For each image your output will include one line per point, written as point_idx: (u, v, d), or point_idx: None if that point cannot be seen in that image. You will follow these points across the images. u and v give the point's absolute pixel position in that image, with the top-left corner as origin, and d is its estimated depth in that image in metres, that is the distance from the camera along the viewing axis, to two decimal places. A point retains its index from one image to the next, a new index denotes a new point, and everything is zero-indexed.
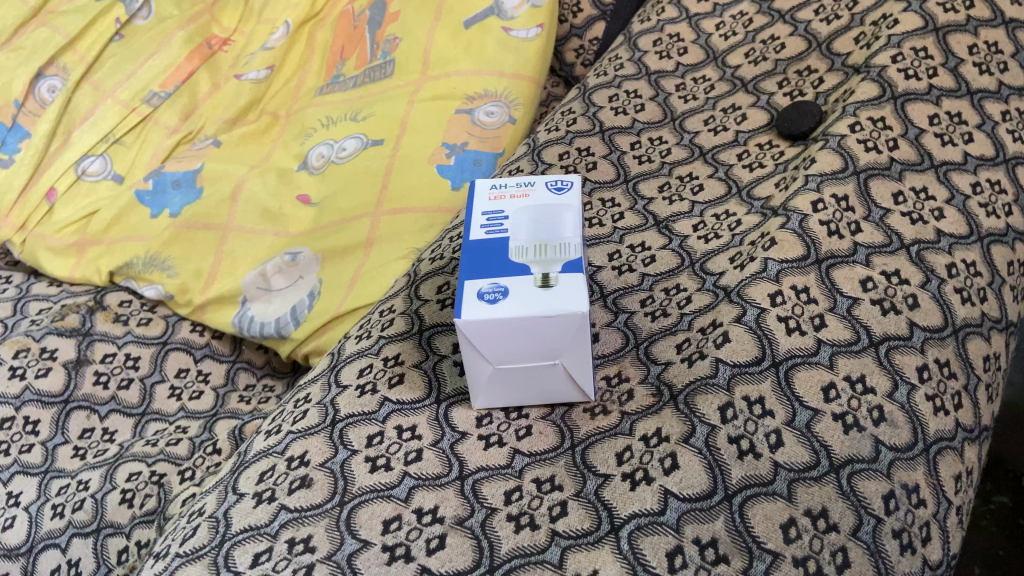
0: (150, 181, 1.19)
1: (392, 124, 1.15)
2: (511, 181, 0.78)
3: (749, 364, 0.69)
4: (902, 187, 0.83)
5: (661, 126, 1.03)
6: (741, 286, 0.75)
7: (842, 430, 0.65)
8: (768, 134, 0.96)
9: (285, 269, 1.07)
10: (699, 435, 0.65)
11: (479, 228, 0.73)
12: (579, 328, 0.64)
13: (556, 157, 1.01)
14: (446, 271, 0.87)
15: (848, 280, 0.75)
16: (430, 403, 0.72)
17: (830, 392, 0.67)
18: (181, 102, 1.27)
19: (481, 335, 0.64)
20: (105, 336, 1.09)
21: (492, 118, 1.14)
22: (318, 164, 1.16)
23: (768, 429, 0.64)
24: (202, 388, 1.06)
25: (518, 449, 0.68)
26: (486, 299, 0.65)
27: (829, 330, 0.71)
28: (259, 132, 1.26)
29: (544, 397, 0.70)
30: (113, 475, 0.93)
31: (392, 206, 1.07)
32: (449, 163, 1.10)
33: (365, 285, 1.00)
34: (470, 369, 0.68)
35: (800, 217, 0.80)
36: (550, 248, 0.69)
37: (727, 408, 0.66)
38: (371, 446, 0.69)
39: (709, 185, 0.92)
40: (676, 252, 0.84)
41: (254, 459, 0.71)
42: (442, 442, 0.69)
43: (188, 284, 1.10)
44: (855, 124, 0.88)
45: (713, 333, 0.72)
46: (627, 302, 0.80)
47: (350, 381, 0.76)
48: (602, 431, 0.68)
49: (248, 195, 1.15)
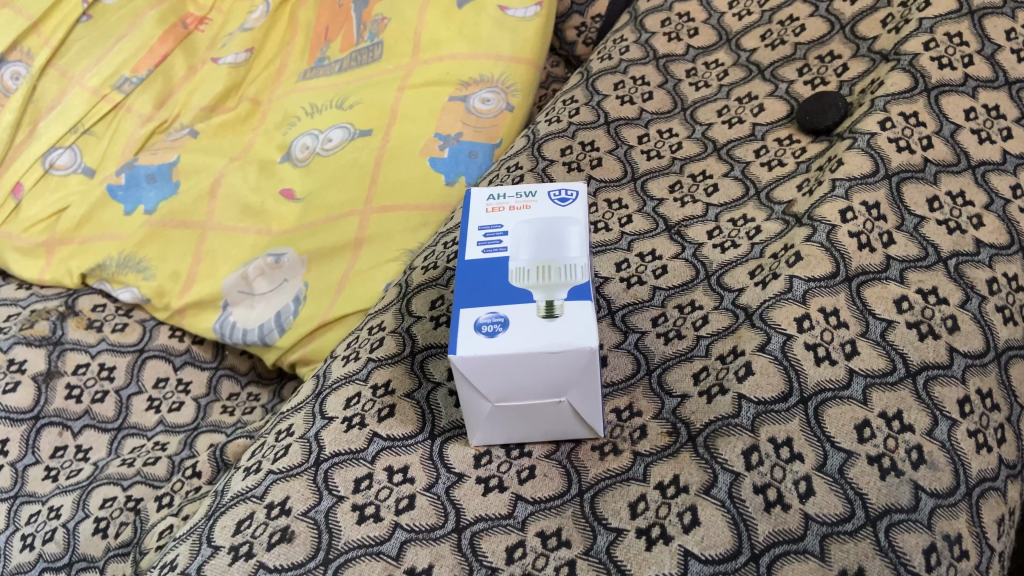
0: (123, 174, 1.11)
1: (381, 113, 1.07)
2: (511, 190, 0.71)
3: (775, 401, 0.62)
4: (937, 191, 0.76)
5: (671, 117, 0.95)
6: (764, 308, 0.69)
7: (878, 476, 0.59)
8: (788, 128, 0.89)
9: (268, 271, 1.00)
10: (721, 485, 0.58)
11: (475, 246, 0.66)
12: (588, 364, 0.58)
13: (559, 153, 0.93)
14: (440, 283, 0.80)
15: (881, 300, 0.68)
16: (423, 440, 0.66)
17: (864, 431, 0.61)
18: (155, 87, 1.19)
19: (479, 374, 0.58)
20: (77, 344, 1.02)
21: (488, 105, 1.06)
22: (302, 156, 1.08)
23: (798, 476, 0.58)
24: (182, 399, 1.00)
25: (520, 495, 0.62)
26: (484, 332, 0.58)
27: (862, 358, 0.64)
28: (238, 120, 1.18)
29: (549, 433, 0.64)
30: (86, 501, 0.87)
31: (383, 203, 1.00)
32: (442, 156, 1.03)
33: (355, 292, 0.93)
34: (467, 406, 0.61)
35: (827, 228, 0.73)
36: (554, 271, 0.61)
37: (752, 453, 0.60)
38: (359, 492, 0.63)
39: (725, 185, 0.85)
40: (690, 263, 0.77)
41: (231, 504, 0.65)
42: (437, 486, 0.63)
43: (166, 287, 1.03)
44: (885, 120, 0.80)
45: (734, 363, 0.66)
46: (637, 321, 0.73)
47: (335, 413, 0.70)
48: (614, 475, 0.61)
49: (227, 190, 1.07)
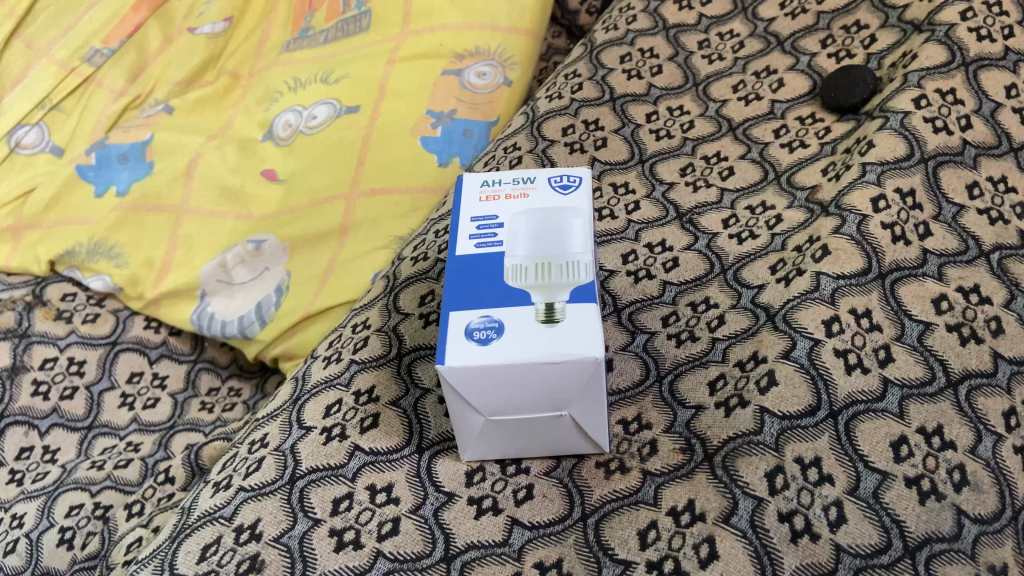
0: (93, 154, 1.04)
1: (369, 88, 0.99)
2: (507, 176, 0.64)
3: (801, 415, 0.56)
4: (977, 177, 0.70)
5: (682, 92, 0.88)
6: (788, 309, 0.62)
7: (917, 500, 0.52)
8: (810, 105, 0.81)
9: (248, 259, 0.93)
10: (742, 512, 0.52)
11: (467, 240, 0.59)
12: (593, 374, 0.51)
13: (560, 132, 0.86)
14: (431, 276, 0.74)
15: (917, 300, 0.62)
16: (410, 454, 0.60)
17: (901, 449, 0.54)
18: (127, 60, 1.11)
19: (471, 386, 0.51)
20: (44, 337, 0.96)
21: (485, 80, 1.00)
22: (284, 134, 1.01)
23: (827, 501, 0.52)
24: (158, 395, 0.93)
25: (517, 519, 0.55)
26: (477, 339, 0.52)
27: (897, 366, 0.58)
28: (217, 95, 1.10)
29: (548, 447, 0.57)
30: (51, 509, 0.81)
31: (371, 185, 0.93)
32: (436, 135, 0.96)
33: (341, 282, 0.87)
34: (458, 419, 0.55)
35: (858, 218, 0.66)
36: (555, 269, 0.54)
37: (777, 475, 0.53)
38: (337, 515, 0.56)
39: (741, 169, 0.77)
40: (703, 254, 0.70)
41: (197, 525, 0.59)
42: (424, 507, 0.57)
43: (140, 275, 0.96)
44: (920, 98, 0.73)
45: (755, 371, 0.59)
46: (646, 319, 0.66)
47: (314, 422, 0.63)
48: (621, 498, 0.55)
49: (205, 171, 1.00)
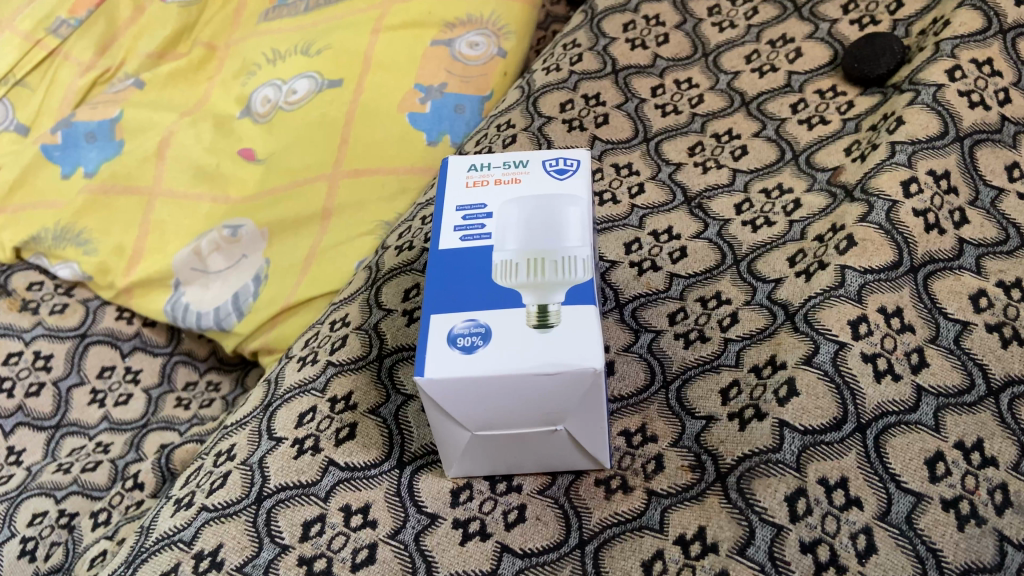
0: (59, 133, 0.97)
1: (353, 60, 0.92)
2: (496, 159, 0.57)
3: (826, 429, 0.50)
4: (1018, 156, 0.63)
5: (690, 63, 0.81)
6: (809, 307, 0.56)
7: (955, 526, 0.46)
8: (831, 77, 0.74)
9: (223, 246, 0.87)
10: (760, 542, 0.46)
11: (452, 233, 0.53)
12: (592, 387, 0.45)
13: (557, 108, 0.79)
14: (416, 268, 0.67)
15: (953, 296, 0.56)
16: (390, 470, 0.54)
17: (937, 467, 0.48)
18: (96, 31, 1.03)
19: (455, 399, 0.45)
20: (8, 330, 0.90)
21: (477, 50, 0.93)
22: (262, 110, 0.94)
23: (855, 528, 0.46)
24: (130, 391, 0.88)
25: (506, 545, 0.50)
26: (461, 347, 0.46)
27: (932, 372, 0.52)
28: (191, 68, 1.03)
29: (543, 463, 0.51)
30: (13, 517, 0.76)
31: (355, 165, 0.87)
32: (425, 111, 0.89)
33: (323, 270, 0.81)
34: (441, 434, 0.49)
35: (887, 205, 0.60)
36: (549, 265, 0.48)
37: (798, 499, 0.47)
38: (307, 541, 0.51)
39: (755, 147, 0.71)
40: (714, 243, 0.64)
41: (154, 549, 0.53)
42: (404, 532, 0.51)
43: (109, 263, 0.90)
44: (954, 69, 0.67)
45: (773, 378, 0.53)
46: (650, 317, 0.60)
47: (285, 433, 0.57)
48: (623, 522, 0.50)
49: (178, 150, 0.93)
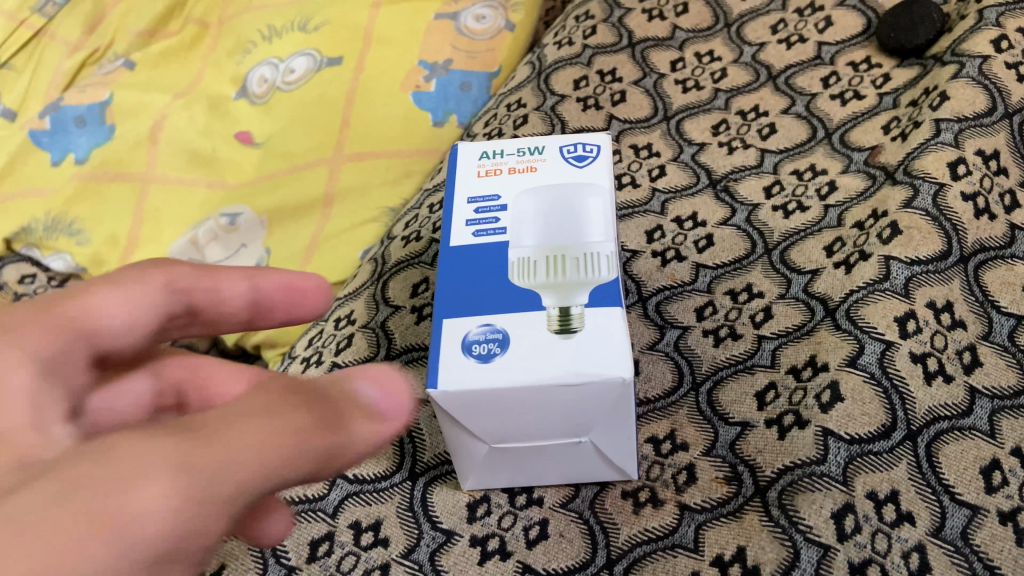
0: (47, 118, 0.92)
1: (353, 35, 0.88)
2: (509, 145, 0.52)
3: (873, 438, 0.46)
4: None
5: (711, 35, 0.76)
6: (851, 302, 0.52)
7: (1014, 541, 0.43)
8: (865, 49, 0.70)
9: (221, 235, 0.82)
10: (805, 565, 0.43)
11: (464, 227, 0.48)
12: (620, 398, 0.41)
13: (571, 85, 0.75)
14: (424, 261, 0.63)
15: (1006, 288, 0.52)
16: (401, 483, 0.51)
17: (993, 477, 0.45)
18: (83, 10, 0.99)
19: (471, 412, 0.41)
20: None
21: (484, 24, 0.89)
22: (260, 91, 0.89)
23: (908, 546, 0.43)
24: None
25: (529, 565, 0.46)
26: (477, 355, 0.42)
27: (986, 373, 0.48)
28: (184, 46, 0.97)
29: (566, 475, 0.48)
30: None
31: (357, 149, 0.82)
32: (430, 90, 0.85)
33: (326, 261, 0.77)
34: (456, 448, 0.45)
35: (933, 189, 0.55)
36: (570, 263, 0.43)
37: (846, 516, 0.44)
38: (314, 562, 0.48)
39: (784, 125, 0.66)
40: (742, 231, 0.60)
41: None
42: (418, 551, 0.48)
43: (103, 255, 0.84)
44: (1001, 39, 0.62)
45: (814, 382, 0.49)
46: (676, 312, 0.56)
47: None
48: (654, 540, 0.46)
49: (171, 134, 0.88)
